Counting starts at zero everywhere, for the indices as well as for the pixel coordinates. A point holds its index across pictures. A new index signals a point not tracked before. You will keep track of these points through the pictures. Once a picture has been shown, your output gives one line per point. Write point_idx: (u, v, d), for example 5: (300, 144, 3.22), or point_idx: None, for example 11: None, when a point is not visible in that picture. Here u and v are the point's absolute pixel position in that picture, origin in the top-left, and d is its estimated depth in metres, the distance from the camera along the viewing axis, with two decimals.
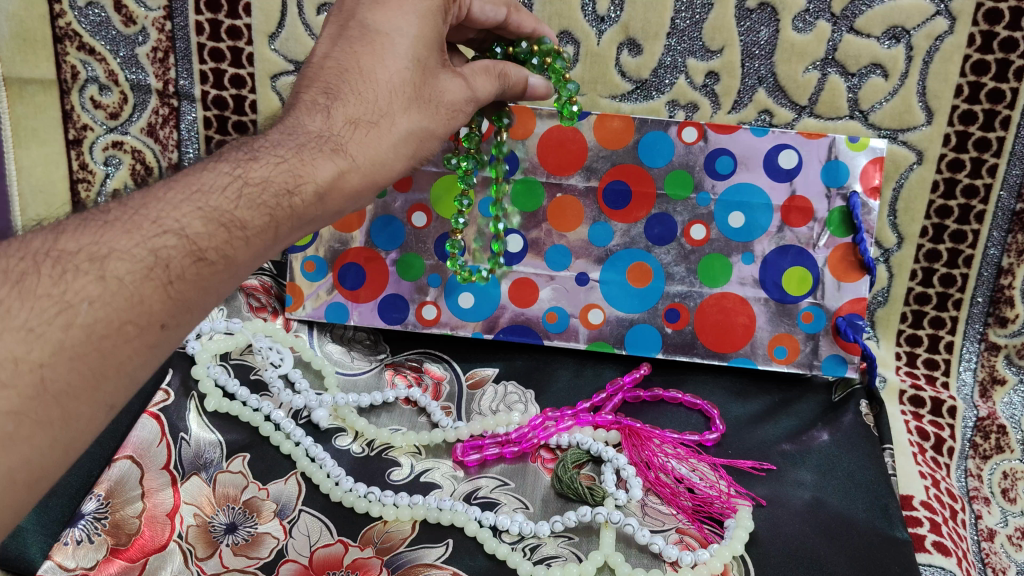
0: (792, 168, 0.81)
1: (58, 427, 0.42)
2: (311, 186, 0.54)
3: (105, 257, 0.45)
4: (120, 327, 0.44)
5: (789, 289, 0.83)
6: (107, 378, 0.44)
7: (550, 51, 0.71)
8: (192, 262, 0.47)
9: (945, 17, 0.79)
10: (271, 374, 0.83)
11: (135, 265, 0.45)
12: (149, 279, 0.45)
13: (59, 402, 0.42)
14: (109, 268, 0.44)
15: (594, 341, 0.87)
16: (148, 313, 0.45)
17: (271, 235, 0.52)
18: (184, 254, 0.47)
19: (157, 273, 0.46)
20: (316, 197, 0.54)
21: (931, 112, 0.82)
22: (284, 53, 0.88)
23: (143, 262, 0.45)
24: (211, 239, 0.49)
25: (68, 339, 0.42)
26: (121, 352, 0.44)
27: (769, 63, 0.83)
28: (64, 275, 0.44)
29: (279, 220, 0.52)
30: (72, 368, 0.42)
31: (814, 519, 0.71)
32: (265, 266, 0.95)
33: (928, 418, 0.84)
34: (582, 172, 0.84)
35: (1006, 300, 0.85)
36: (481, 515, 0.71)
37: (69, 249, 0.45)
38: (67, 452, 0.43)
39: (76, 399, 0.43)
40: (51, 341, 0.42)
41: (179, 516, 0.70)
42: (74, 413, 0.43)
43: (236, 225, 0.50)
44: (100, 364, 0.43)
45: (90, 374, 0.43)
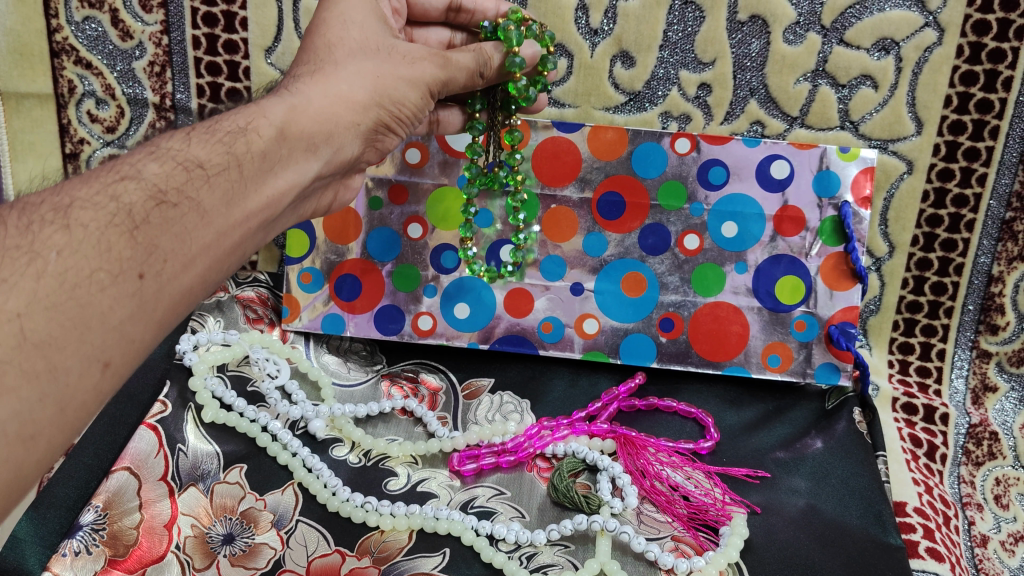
0: (784, 178, 0.82)
1: (46, 379, 0.40)
2: (264, 122, 0.56)
3: (69, 209, 0.46)
4: (92, 274, 0.43)
5: (782, 298, 0.84)
6: (92, 329, 0.43)
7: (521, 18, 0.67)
8: (156, 204, 0.48)
9: (934, 29, 0.80)
10: (268, 386, 0.83)
11: (99, 213, 0.45)
12: (113, 227, 0.45)
13: (41, 352, 0.40)
14: (74, 218, 0.45)
15: (589, 351, 0.87)
16: (118, 260, 0.44)
17: (256, 202, 0.54)
18: (146, 198, 0.47)
19: (121, 220, 0.46)
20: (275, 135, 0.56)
21: (921, 122, 0.83)
22: (280, 66, 0.89)
23: (106, 211, 0.46)
24: (172, 180, 0.50)
25: (41, 289, 0.41)
26: (99, 302, 0.43)
27: (760, 75, 0.84)
28: (30, 227, 0.44)
29: (239, 157, 0.53)
30: (51, 318, 0.41)
31: (808, 526, 0.71)
32: (261, 278, 0.95)
33: (920, 425, 0.85)
34: (576, 184, 0.85)
35: (997, 308, 0.86)
36: (477, 524, 0.72)
37: (33, 203, 0.46)
38: (57, 439, 0.42)
39: (62, 351, 0.41)
40: (26, 292, 0.41)
41: (176, 526, 0.70)
42: (61, 365, 0.41)
43: (195, 164, 0.51)
44: (81, 315, 0.42)
45: (71, 324, 0.42)
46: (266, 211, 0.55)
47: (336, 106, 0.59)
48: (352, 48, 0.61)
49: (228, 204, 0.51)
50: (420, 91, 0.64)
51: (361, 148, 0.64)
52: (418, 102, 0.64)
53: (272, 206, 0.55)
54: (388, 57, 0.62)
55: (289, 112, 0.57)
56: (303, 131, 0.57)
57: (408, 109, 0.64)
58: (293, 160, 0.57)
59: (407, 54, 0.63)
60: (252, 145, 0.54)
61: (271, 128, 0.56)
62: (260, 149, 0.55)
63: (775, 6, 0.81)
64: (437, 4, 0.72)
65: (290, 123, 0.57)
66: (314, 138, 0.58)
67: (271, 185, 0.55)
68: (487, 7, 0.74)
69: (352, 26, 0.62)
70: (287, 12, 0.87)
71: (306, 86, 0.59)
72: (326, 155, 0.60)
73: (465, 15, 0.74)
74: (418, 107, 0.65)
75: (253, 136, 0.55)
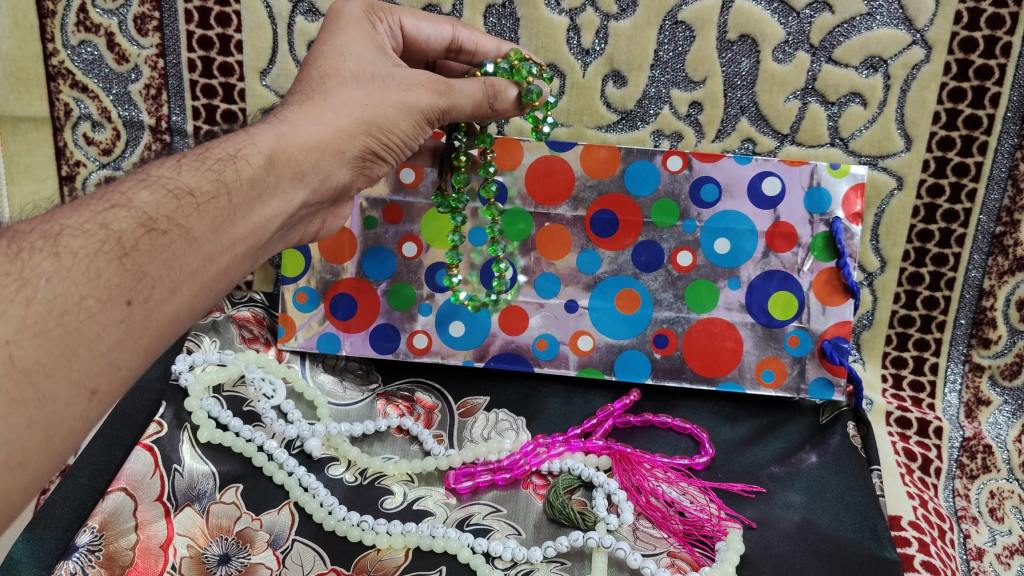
0: (775, 195, 0.83)
1: (34, 406, 0.41)
2: (253, 151, 0.56)
3: (58, 235, 0.46)
4: (81, 301, 0.44)
5: (775, 313, 0.84)
6: (80, 358, 0.43)
7: (517, 55, 0.69)
8: (146, 232, 0.48)
9: (921, 46, 0.81)
10: (264, 406, 0.83)
11: (89, 241, 0.46)
12: (103, 253, 0.45)
13: (30, 380, 0.41)
14: (63, 244, 0.45)
15: (583, 368, 0.87)
16: (107, 287, 0.45)
17: (246, 225, 0.54)
18: (136, 225, 0.48)
19: (110, 247, 0.46)
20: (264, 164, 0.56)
21: (910, 139, 0.84)
22: (275, 88, 0.90)
23: (96, 238, 0.46)
24: (161, 208, 0.50)
25: (30, 314, 0.42)
26: (88, 329, 0.43)
27: (751, 93, 0.85)
28: (20, 254, 0.44)
29: (228, 185, 0.53)
30: (39, 344, 0.41)
31: (804, 541, 0.71)
32: (257, 298, 0.95)
33: (915, 439, 0.85)
34: (570, 202, 0.85)
35: (989, 322, 0.86)
36: (473, 542, 0.72)
37: (22, 232, 0.46)
38: (46, 462, 0.42)
39: (49, 378, 0.42)
40: (14, 317, 0.41)
41: (172, 547, 0.70)
42: (50, 393, 0.42)
43: (185, 192, 0.51)
44: (69, 342, 0.43)
45: (60, 352, 0.42)
46: (252, 239, 0.55)
47: (327, 129, 0.59)
48: (346, 77, 0.62)
49: (217, 231, 0.52)
50: (414, 119, 0.64)
51: (350, 176, 0.64)
52: (411, 130, 0.65)
53: (261, 231, 0.56)
54: (382, 84, 0.62)
55: (278, 140, 0.57)
56: (291, 159, 0.57)
57: (398, 137, 0.64)
58: (280, 189, 0.57)
59: (403, 80, 0.63)
60: (241, 173, 0.55)
61: (260, 157, 0.56)
62: (248, 178, 0.55)
63: (764, 26, 0.83)
64: (437, 46, 0.72)
65: (279, 151, 0.57)
66: (302, 165, 0.58)
67: (259, 213, 0.55)
68: (487, 49, 0.74)
69: (349, 57, 0.63)
70: (282, 35, 0.88)
71: (295, 115, 0.60)
72: (314, 184, 0.60)
73: (464, 56, 0.74)
74: (409, 135, 0.65)
75: (243, 164, 0.55)
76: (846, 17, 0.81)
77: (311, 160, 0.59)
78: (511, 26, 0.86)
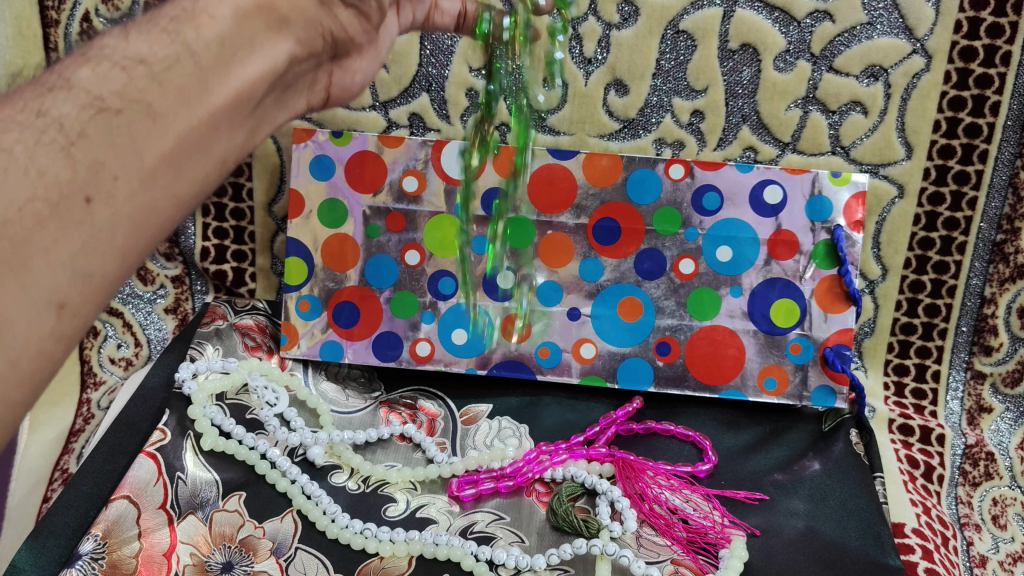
0: (777, 203, 0.83)
1: None
2: (218, 3, 0.45)
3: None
4: None
5: (777, 321, 0.85)
6: None
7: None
8: (93, 115, 0.40)
9: (921, 55, 0.82)
10: (267, 414, 0.83)
11: (27, 133, 0.39)
12: (44, 146, 0.38)
13: None
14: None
15: (587, 375, 0.87)
16: (55, 184, 0.38)
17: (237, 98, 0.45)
18: (81, 110, 0.39)
19: (53, 138, 0.39)
20: (233, 17, 0.45)
21: (911, 147, 0.85)
22: None
23: (36, 129, 0.39)
24: (112, 82, 0.41)
25: None
26: None
27: (752, 102, 0.86)
28: None
29: (192, 48, 0.43)
30: None
31: (808, 548, 0.72)
32: (259, 305, 0.94)
33: (917, 446, 0.85)
34: (572, 210, 0.86)
35: (990, 329, 0.86)
36: (477, 550, 0.72)
37: None
38: None
39: None
40: None
41: (175, 555, 0.70)
42: None
43: (137, 60, 0.41)
44: None
45: None
46: (236, 106, 0.45)
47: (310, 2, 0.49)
48: None
49: (187, 103, 0.42)
50: None
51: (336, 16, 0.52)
52: None
53: (245, 99, 0.46)
54: None
55: None
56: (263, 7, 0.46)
57: None
58: (258, 44, 0.46)
59: None
60: (204, 31, 0.44)
61: (225, 9, 0.45)
62: (215, 36, 0.44)
63: (765, 35, 0.83)
64: None
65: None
66: (279, 12, 0.47)
67: (236, 76, 0.45)
68: None
69: None
70: None
71: None
72: (295, 33, 0.49)
73: None
74: None
75: (204, 21, 0.44)
76: (847, 26, 0.82)
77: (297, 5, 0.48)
78: None
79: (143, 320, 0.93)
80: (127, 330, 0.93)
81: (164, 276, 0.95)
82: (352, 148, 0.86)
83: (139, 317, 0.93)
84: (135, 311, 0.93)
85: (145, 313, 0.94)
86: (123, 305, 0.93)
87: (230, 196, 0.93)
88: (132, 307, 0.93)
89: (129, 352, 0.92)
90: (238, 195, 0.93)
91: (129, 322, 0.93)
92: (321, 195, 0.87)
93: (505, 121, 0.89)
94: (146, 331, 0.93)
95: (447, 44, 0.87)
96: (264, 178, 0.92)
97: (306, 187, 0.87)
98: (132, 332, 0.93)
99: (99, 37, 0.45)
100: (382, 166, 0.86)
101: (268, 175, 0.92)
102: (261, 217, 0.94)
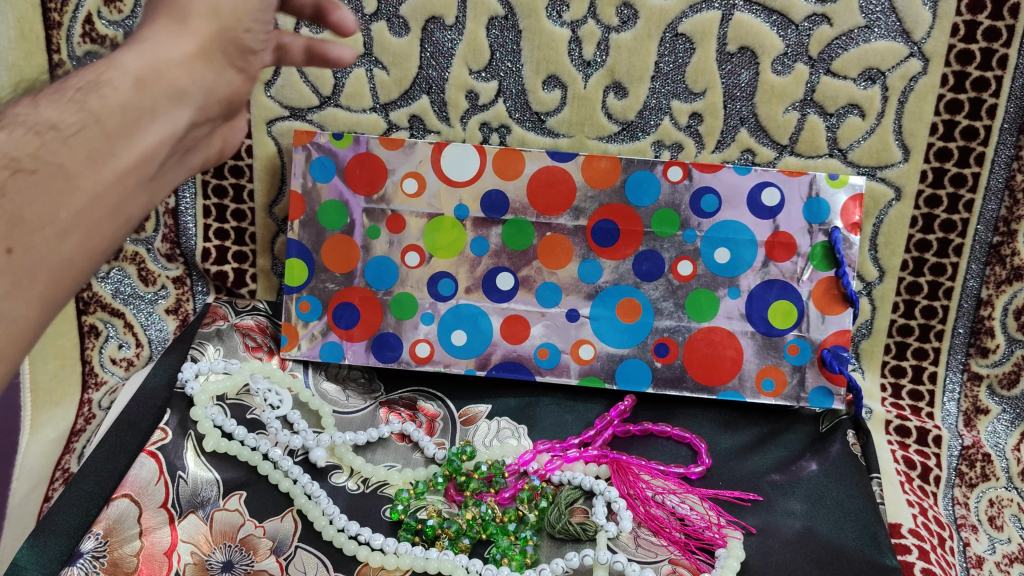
0: (775, 206, 0.84)
1: None
2: (121, 74, 0.46)
3: None
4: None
5: (775, 322, 0.85)
6: None
7: None
8: (7, 176, 0.41)
9: (918, 58, 0.83)
10: (268, 415, 0.83)
11: None
12: None
13: None
14: None
15: (585, 376, 0.88)
16: None
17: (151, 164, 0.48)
18: None
19: None
20: (136, 86, 0.46)
21: (908, 150, 0.86)
22: (280, 99, 0.90)
23: None
24: (22, 147, 0.42)
25: None
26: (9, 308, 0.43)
27: (750, 105, 0.86)
28: None
29: (98, 114, 0.45)
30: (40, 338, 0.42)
31: (805, 548, 0.72)
32: (260, 306, 0.95)
33: (914, 447, 0.86)
34: (571, 212, 0.86)
35: (987, 331, 0.87)
36: (468, 562, 0.73)
37: None
38: None
39: None
40: None
41: (176, 554, 0.71)
42: None
43: (47, 127, 0.43)
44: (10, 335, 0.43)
45: None
46: (142, 170, 0.47)
47: (198, 63, 0.49)
48: None
49: (96, 163, 0.44)
50: None
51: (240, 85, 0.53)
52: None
53: (150, 161, 0.47)
54: None
55: (145, 57, 0.47)
56: (164, 76, 0.47)
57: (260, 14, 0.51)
58: (160, 112, 0.47)
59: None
60: (108, 99, 0.45)
61: (127, 79, 0.46)
62: (120, 103, 0.45)
63: (763, 38, 0.84)
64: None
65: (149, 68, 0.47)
66: (181, 82, 0.48)
67: (143, 142, 0.47)
68: None
69: None
70: None
71: (154, 30, 0.48)
72: (199, 102, 0.50)
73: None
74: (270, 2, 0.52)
75: (107, 90, 0.45)
76: (844, 29, 0.83)
77: (190, 73, 0.48)
78: (513, 39, 0.87)
79: (144, 320, 0.93)
80: (128, 331, 0.92)
81: (166, 277, 0.94)
82: (352, 150, 0.87)
83: (140, 317, 0.93)
84: (137, 311, 0.93)
85: (147, 313, 0.93)
86: (124, 305, 0.92)
87: (231, 197, 0.94)
88: (133, 307, 0.92)
89: (130, 352, 0.92)
90: (239, 197, 0.94)
91: (130, 322, 0.92)
92: (322, 197, 0.88)
93: (505, 123, 0.90)
94: (147, 332, 0.93)
95: (448, 46, 0.88)
96: (265, 180, 0.93)
97: (306, 188, 0.87)
98: (133, 332, 0.92)
99: (9, 109, 0.46)
100: (382, 168, 0.87)
101: (269, 176, 0.93)
102: (262, 218, 0.95)
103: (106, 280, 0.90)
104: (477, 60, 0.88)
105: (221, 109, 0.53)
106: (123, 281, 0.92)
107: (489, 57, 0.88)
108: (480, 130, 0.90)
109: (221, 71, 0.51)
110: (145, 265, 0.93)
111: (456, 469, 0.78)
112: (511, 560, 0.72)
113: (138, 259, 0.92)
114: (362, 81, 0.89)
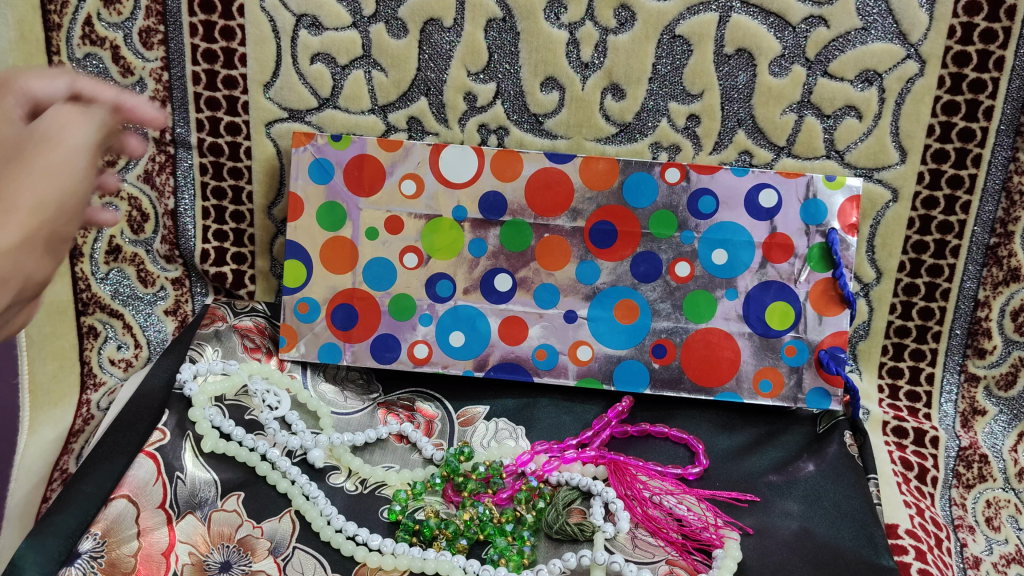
0: (772, 207, 0.84)
1: None
2: None
3: None
4: None
5: (772, 323, 0.85)
6: None
7: None
8: None
9: (915, 60, 0.83)
10: (267, 416, 0.83)
11: None
12: None
13: None
14: None
15: (583, 377, 0.88)
16: None
17: None
18: None
19: None
20: None
21: (905, 151, 0.86)
22: (279, 101, 0.91)
23: None
24: None
25: None
26: None
27: (747, 106, 0.86)
28: None
29: None
30: None
31: (802, 549, 0.72)
32: (259, 307, 0.95)
33: (911, 448, 0.86)
34: (568, 214, 0.86)
35: (984, 332, 0.87)
36: (465, 563, 0.73)
37: None
38: None
39: None
40: None
41: (174, 554, 0.71)
42: None
43: None
44: None
45: None
46: None
47: (20, 253, 0.45)
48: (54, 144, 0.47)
49: None
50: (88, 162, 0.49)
51: (51, 270, 0.49)
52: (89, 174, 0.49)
53: None
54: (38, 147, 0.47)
55: None
56: None
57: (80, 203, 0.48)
58: None
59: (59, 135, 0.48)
60: None
61: None
62: None
63: (760, 40, 0.84)
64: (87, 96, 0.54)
65: None
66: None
67: None
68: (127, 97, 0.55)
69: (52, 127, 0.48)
70: (285, 48, 0.89)
71: None
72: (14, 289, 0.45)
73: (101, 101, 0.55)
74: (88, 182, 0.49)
75: None
76: (841, 32, 0.83)
77: (9, 263, 0.44)
78: (511, 41, 0.87)
79: (143, 321, 0.93)
80: (127, 332, 0.93)
81: (165, 278, 0.95)
82: (351, 151, 0.87)
83: (139, 318, 0.93)
84: (135, 312, 0.93)
85: (145, 314, 0.94)
86: (123, 306, 0.92)
87: (230, 199, 0.94)
88: (132, 308, 0.93)
89: (129, 353, 0.93)
90: (238, 198, 0.94)
91: (129, 323, 0.93)
92: (320, 199, 0.88)
93: (503, 125, 0.90)
94: (146, 332, 0.94)
95: (446, 48, 0.88)
96: (264, 181, 0.93)
97: (305, 190, 0.88)
98: (132, 333, 0.93)
99: None
100: (380, 169, 0.87)
101: (268, 177, 0.93)
102: (261, 219, 0.95)
103: (104, 280, 0.91)
104: (475, 62, 0.88)
105: (31, 292, 0.48)
106: (122, 282, 0.92)
107: (487, 59, 0.88)
108: (478, 131, 0.90)
109: (39, 259, 0.47)
110: (144, 266, 0.93)
111: (452, 469, 0.78)
112: (507, 561, 0.72)
113: (136, 261, 0.93)
114: (361, 82, 0.89)
